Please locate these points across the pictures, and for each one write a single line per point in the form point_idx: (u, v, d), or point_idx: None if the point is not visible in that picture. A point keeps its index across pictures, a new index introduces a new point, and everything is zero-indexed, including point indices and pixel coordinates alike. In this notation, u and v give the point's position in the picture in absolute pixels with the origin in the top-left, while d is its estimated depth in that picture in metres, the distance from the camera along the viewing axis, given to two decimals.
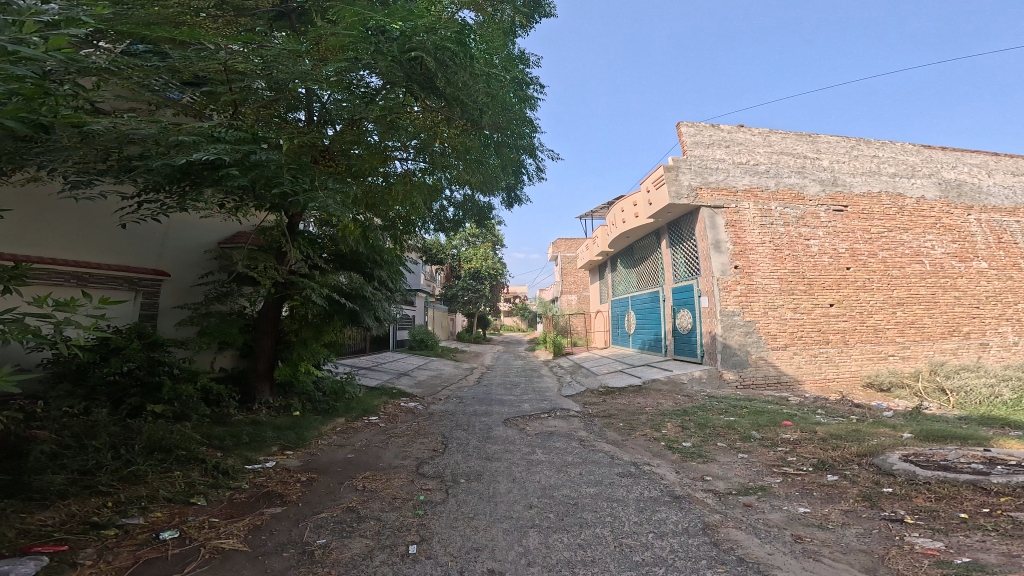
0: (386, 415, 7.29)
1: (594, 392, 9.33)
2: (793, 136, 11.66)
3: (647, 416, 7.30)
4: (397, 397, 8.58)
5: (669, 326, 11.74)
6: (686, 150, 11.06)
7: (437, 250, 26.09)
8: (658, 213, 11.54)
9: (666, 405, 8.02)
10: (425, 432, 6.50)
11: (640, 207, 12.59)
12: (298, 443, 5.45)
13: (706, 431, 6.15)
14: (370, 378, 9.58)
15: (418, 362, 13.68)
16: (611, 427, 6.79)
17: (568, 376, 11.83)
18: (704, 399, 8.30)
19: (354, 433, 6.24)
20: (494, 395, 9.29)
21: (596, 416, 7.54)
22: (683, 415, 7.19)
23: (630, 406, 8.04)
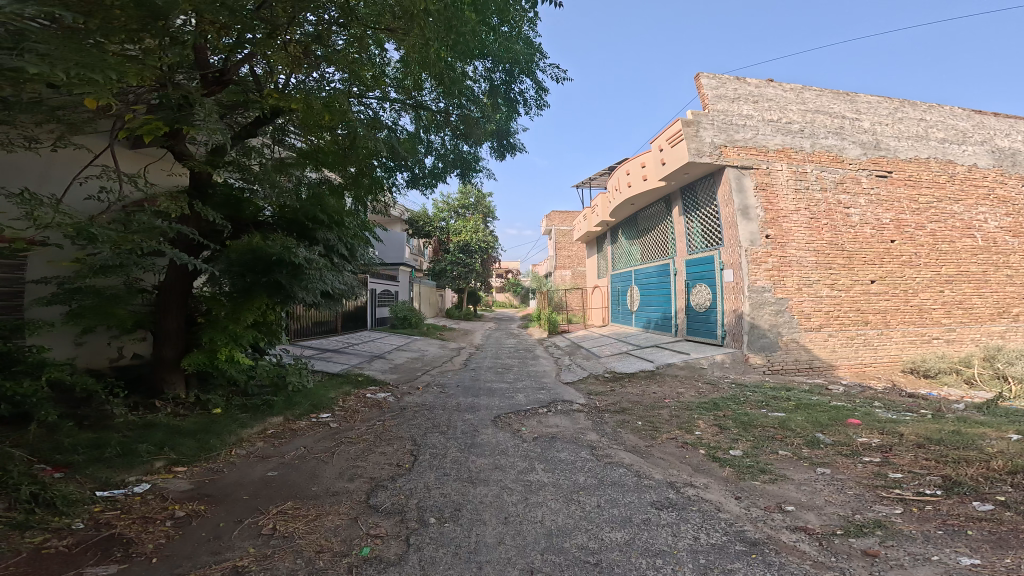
0: (342, 412, 5.78)
1: (601, 378, 7.89)
2: (828, 93, 9.78)
3: (672, 411, 5.88)
4: (362, 387, 7.03)
5: (680, 304, 9.91)
6: (707, 104, 9.20)
7: (423, 222, 24.12)
8: (671, 175, 9.50)
9: (689, 395, 6.57)
10: (386, 438, 5.01)
11: (649, 170, 10.57)
12: (198, 457, 3.94)
13: (757, 434, 4.74)
14: (331, 364, 7.98)
15: (398, 342, 12.04)
16: (628, 429, 5.34)
17: (566, 358, 10.34)
18: (732, 388, 6.81)
19: (292, 438, 4.74)
20: (482, 383, 7.80)
21: (606, 411, 6.09)
22: (718, 409, 5.78)
23: (648, 396, 6.62)
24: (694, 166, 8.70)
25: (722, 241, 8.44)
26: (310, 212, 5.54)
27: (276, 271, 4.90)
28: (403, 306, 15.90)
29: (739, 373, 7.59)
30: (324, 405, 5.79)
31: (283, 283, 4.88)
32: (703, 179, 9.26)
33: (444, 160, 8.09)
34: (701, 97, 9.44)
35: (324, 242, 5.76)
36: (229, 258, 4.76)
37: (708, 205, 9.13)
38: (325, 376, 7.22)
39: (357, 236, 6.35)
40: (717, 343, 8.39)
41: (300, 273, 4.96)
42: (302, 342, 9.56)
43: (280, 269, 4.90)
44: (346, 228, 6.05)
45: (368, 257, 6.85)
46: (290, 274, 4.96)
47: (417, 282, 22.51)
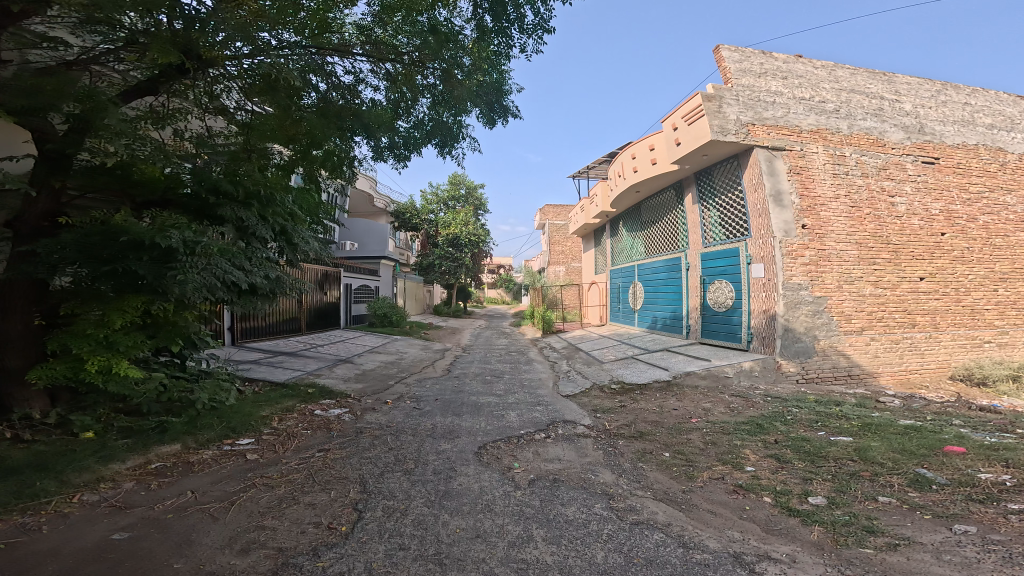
0: (269, 439, 4.38)
1: (607, 390, 6.56)
2: (864, 72, 8.64)
3: (706, 435, 4.59)
4: (308, 402, 5.65)
5: (692, 303, 8.55)
6: (730, 79, 7.97)
7: (411, 214, 22.54)
8: (684, 160, 8.23)
9: (718, 411, 5.32)
10: (320, 478, 3.68)
11: (659, 153, 9.00)
12: (6, 509, 2.74)
13: (832, 472, 3.50)
14: (274, 373, 6.49)
15: (370, 344, 10.53)
16: (652, 464, 4.05)
17: (563, 364, 9.05)
18: (766, 401, 5.57)
19: (180, 478, 3.44)
20: (464, 397, 6.43)
21: (621, 437, 4.79)
22: (765, 432, 4.51)
23: (669, 415, 5.32)
24: (713, 148, 7.43)
25: (749, 231, 7.17)
26: (214, 182, 4.12)
27: (128, 258, 3.42)
28: (383, 303, 14.36)
29: (769, 382, 6.28)
30: (245, 429, 4.43)
31: (140, 275, 3.38)
32: (724, 162, 7.87)
33: (421, 133, 6.65)
34: (722, 72, 8.20)
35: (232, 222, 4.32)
36: (62, 242, 3.31)
37: (729, 192, 7.77)
38: (261, 388, 5.79)
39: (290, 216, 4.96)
40: (741, 348, 7.08)
41: (170, 258, 3.48)
42: (247, 345, 8.02)
43: (137, 256, 3.43)
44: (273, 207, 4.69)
45: (313, 245, 5.49)
46: (155, 262, 3.48)
47: (402, 277, 20.89)
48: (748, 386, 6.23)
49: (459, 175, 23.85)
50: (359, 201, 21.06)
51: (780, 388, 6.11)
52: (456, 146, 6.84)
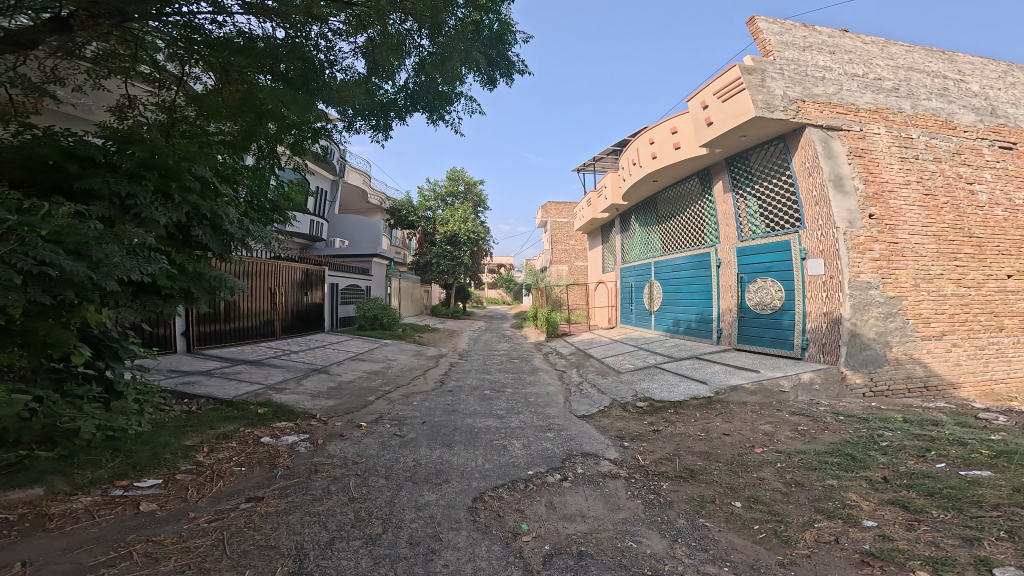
0: (187, 482, 3.25)
1: (633, 409, 5.37)
2: (920, 50, 7.55)
3: (783, 473, 3.42)
4: (259, 427, 4.48)
5: (725, 303, 7.36)
6: (771, 53, 6.88)
7: (407, 211, 21.34)
8: (715, 145, 7.07)
9: (783, 436, 4.16)
10: (234, 548, 2.53)
11: (684, 136, 7.81)
12: None
13: (1005, 530, 2.35)
14: (226, 390, 5.30)
15: (353, 350, 9.35)
16: (721, 520, 2.87)
17: (574, 375, 7.85)
18: (841, 422, 4.38)
19: (16, 542, 2.36)
20: (458, 419, 5.25)
21: (665, 478, 3.61)
22: (865, 467, 3.34)
23: (721, 444, 4.13)
24: (755, 128, 6.26)
25: (802, 222, 5.95)
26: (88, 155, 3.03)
27: None
28: (373, 304, 13.13)
29: (834, 398, 5.12)
30: (153, 467, 3.30)
31: None
32: (764, 145, 6.73)
33: (407, 104, 5.47)
34: (760, 46, 7.14)
35: (108, 199, 3.03)
36: None
37: (772, 178, 6.58)
38: (201, 409, 4.62)
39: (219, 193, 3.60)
40: (792, 357, 5.90)
41: None
42: (204, 354, 6.82)
43: None
44: (188, 184, 3.33)
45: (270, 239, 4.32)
46: None
47: (397, 276, 19.67)
48: (810, 403, 5.05)
49: (457, 172, 22.71)
50: (351, 197, 19.87)
51: (850, 405, 4.93)
52: (449, 111, 5.57)
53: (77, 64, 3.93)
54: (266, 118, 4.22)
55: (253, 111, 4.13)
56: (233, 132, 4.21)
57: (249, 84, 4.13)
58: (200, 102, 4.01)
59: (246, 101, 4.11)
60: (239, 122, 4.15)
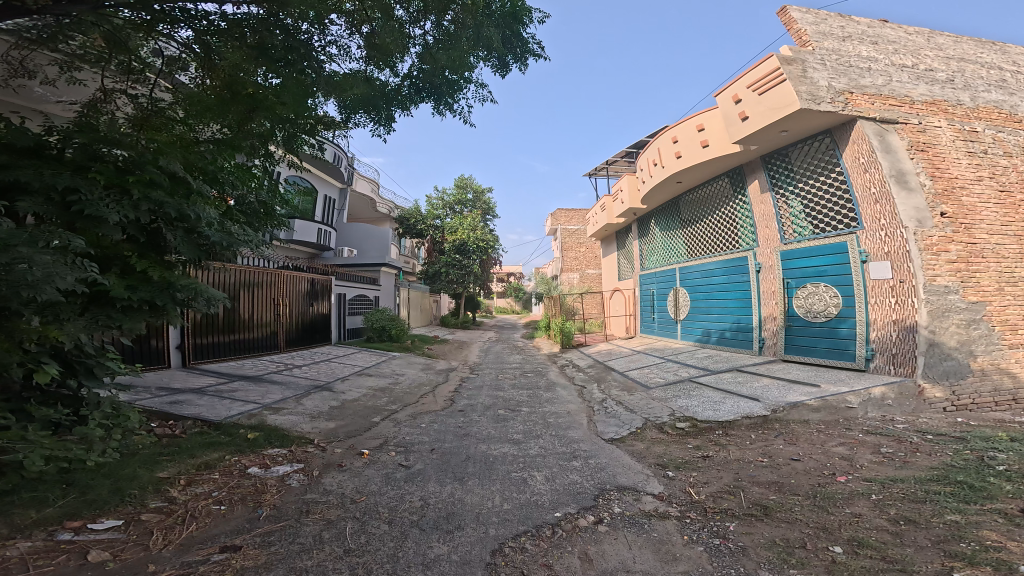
0: (156, 522, 2.73)
1: (673, 431, 4.71)
2: (967, 42, 7.10)
3: (884, 508, 2.81)
4: (247, 455, 3.96)
5: (767, 310, 6.75)
6: (808, 42, 6.69)
7: (415, 220, 21.04)
8: (749, 141, 6.50)
9: (865, 461, 3.52)
10: None
11: (713, 133, 7.26)
12: None
13: None
14: (222, 410, 4.82)
15: (360, 364, 8.87)
16: (821, 572, 2.24)
17: (596, 391, 7.17)
18: (933, 445, 3.72)
19: None
20: (472, 446, 4.66)
21: (730, 517, 2.96)
22: (990, 497, 2.76)
23: (792, 471, 3.47)
24: (798, 122, 5.70)
25: (863, 222, 5.29)
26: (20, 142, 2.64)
27: None
28: (381, 315, 12.66)
29: (912, 415, 4.44)
30: (114, 505, 2.78)
31: None
32: (805, 141, 6.16)
33: (413, 94, 5.05)
34: (794, 36, 6.99)
35: (46, 195, 2.65)
36: None
37: (817, 176, 6.01)
38: (187, 432, 4.13)
39: (192, 192, 3.14)
40: (854, 369, 5.26)
41: None
42: (199, 370, 6.37)
43: None
44: (151, 178, 2.90)
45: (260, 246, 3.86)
46: None
47: (405, 286, 19.26)
48: (883, 420, 4.36)
49: (466, 179, 22.44)
50: (359, 206, 19.62)
51: (933, 421, 4.25)
52: (455, 98, 5.07)
53: (50, 56, 3.61)
54: (260, 117, 3.95)
55: (245, 105, 3.85)
56: (225, 132, 3.92)
57: (245, 81, 3.90)
58: (189, 98, 3.74)
59: (238, 98, 3.85)
60: (231, 120, 3.85)
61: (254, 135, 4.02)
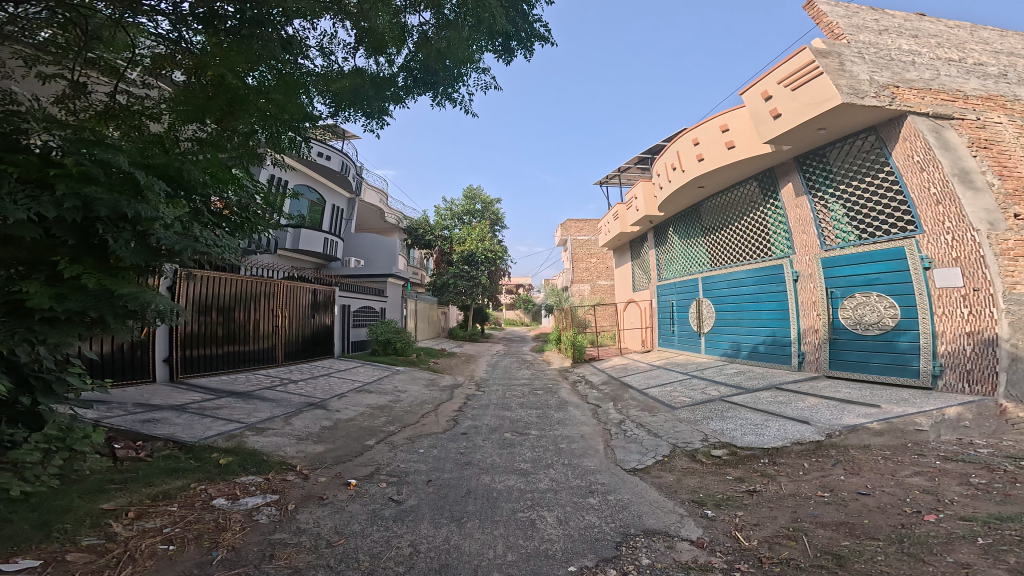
0: (83, 567, 2.24)
1: (708, 460, 4.06)
2: (1009, 34, 6.67)
3: (999, 555, 2.17)
4: (216, 484, 3.49)
5: (808, 322, 6.30)
6: (841, 35, 6.20)
7: (424, 231, 20.92)
8: (784, 140, 6.10)
9: (956, 495, 2.84)
10: None
11: (739, 133, 6.84)
12: None
13: None
14: (200, 431, 4.38)
15: (360, 379, 8.37)
16: None
17: (612, 410, 6.52)
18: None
19: None
20: (473, 477, 4.08)
21: (795, 571, 2.33)
22: None
23: (864, 509, 2.81)
24: (837, 118, 5.38)
25: (922, 225, 4.86)
26: None
27: None
28: (386, 327, 12.22)
29: (995, 437, 3.76)
30: (34, 543, 2.31)
31: None
32: (843, 140, 5.79)
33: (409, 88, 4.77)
34: (826, 31, 6.49)
35: None
36: None
37: (858, 176, 5.66)
38: (153, 456, 3.69)
39: (138, 189, 2.75)
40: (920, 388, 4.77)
41: None
42: (186, 384, 5.99)
43: None
44: (88, 172, 2.58)
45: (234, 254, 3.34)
46: None
47: (413, 297, 18.93)
48: (962, 444, 3.68)
49: (475, 190, 22.27)
50: (367, 217, 19.55)
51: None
52: (455, 88, 4.78)
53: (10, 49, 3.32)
54: (248, 117, 3.72)
55: (224, 102, 3.58)
56: (207, 132, 3.68)
57: (225, 75, 3.59)
58: (176, 94, 3.53)
59: (223, 95, 3.62)
60: (212, 119, 3.62)
61: (238, 134, 3.76)
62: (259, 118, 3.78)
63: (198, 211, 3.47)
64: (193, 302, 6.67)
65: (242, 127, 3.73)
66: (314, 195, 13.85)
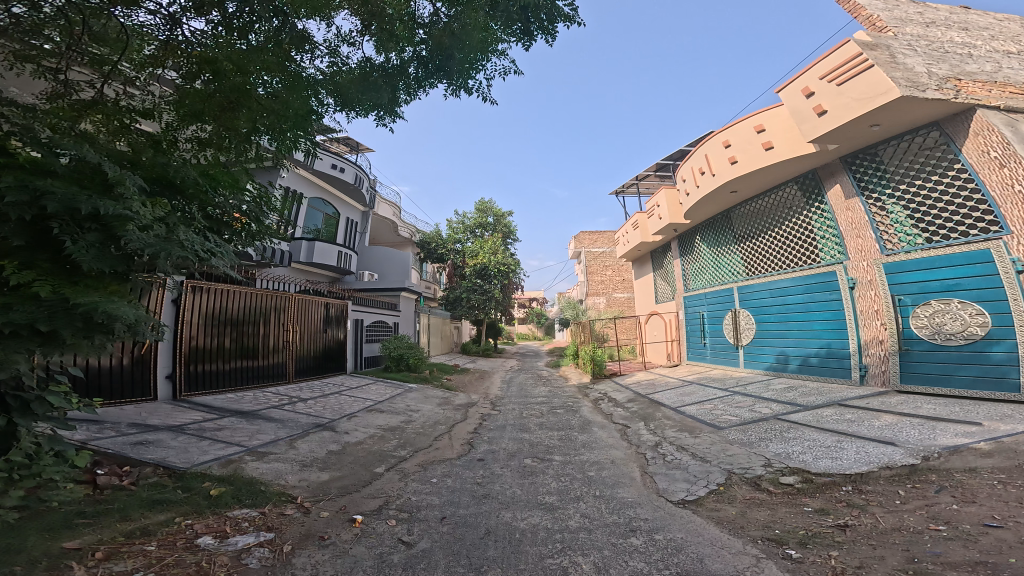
0: None
1: (777, 489, 3.55)
2: None
3: None
4: (204, 519, 3.08)
5: (871, 333, 5.95)
6: (886, 27, 5.87)
7: (436, 244, 20.81)
8: (830, 138, 5.89)
9: None
10: None
11: (778, 133, 6.61)
12: None
13: None
14: (199, 455, 4.03)
15: (372, 398, 7.99)
16: None
17: (644, 431, 5.92)
18: None
19: None
20: (492, 514, 3.55)
21: None
22: None
23: (1006, 548, 2.29)
24: (892, 113, 5.15)
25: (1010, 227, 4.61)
26: None
27: None
28: (399, 342, 11.86)
29: None
30: None
31: None
32: (899, 138, 5.58)
33: (425, 75, 4.64)
34: (863, 23, 6.21)
35: None
36: None
37: (921, 175, 5.45)
38: (137, 485, 3.32)
39: (105, 185, 2.52)
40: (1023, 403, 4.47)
41: None
42: (188, 403, 5.67)
43: None
44: (48, 166, 2.37)
45: (221, 261, 2.96)
46: None
47: (425, 312, 18.65)
48: None
49: (486, 203, 22.17)
50: (381, 230, 19.58)
51: None
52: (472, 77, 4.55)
53: None
54: (250, 113, 3.73)
55: (224, 105, 3.63)
56: (208, 135, 3.63)
57: (225, 77, 3.64)
58: (180, 96, 3.56)
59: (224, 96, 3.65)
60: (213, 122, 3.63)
61: (240, 135, 3.72)
62: (262, 117, 3.82)
63: (192, 216, 3.16)
64: (204, 315, 6.46)
65: (242, 126, 3.69)
66: (330, 209, 14.08)
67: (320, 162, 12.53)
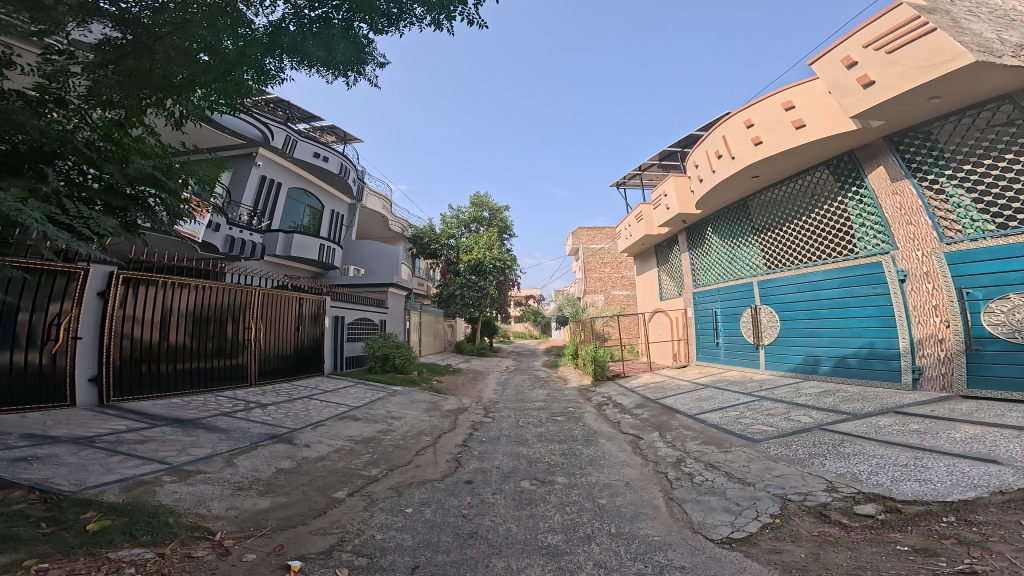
0: None
1: (853, 522, 2.79)
2: None
3: None
4: (69, 563, 2.15)
5: (926, 330, 5.24)
6: None
7: (429, 239, 19.89)
8: (877, 116, 5.16)
9: None
10: None
11: (811, 110, 5.82)
12: None
13: None
14: (104, 476, 3.12)
15: (349, 403, 7.07)
16: None
17: (662, 443, 5.08)
18: None
19: None
20: (477, 563, 2.66)
21: None
22: None
23: None
24: (957, 83, 4.42)
25: None
26: None
27: None
28: (384, 341, 10.84)
29: None
30: None
31: None
32: (959, 114, 4.90)
33: (397, 11, 3.81)
34: None
35: None
36: None
37: (985, 156, 4.83)
38: None
39: None
40: None
41: None
42: (116, 411, 4.72)
43: None
44: None
45: (53, 228, 2.07)
46: None
47: (417, 310, 17.74)
48: None
49: (482, 198, 21.25)
50: (371, 224, 18.69)
51: None
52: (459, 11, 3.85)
53: None
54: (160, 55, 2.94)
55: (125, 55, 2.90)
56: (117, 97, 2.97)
57: (124, 6, 2.89)
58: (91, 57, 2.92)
59: (131, 35, 2.92)
60: (115, 68, 2.92)
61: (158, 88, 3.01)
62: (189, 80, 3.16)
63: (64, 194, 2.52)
64: (152, 308, 5.62)
65: (154, 67, 2.94)
66: (313, 200, 13.17)
67: (301, 150, 11.65)
